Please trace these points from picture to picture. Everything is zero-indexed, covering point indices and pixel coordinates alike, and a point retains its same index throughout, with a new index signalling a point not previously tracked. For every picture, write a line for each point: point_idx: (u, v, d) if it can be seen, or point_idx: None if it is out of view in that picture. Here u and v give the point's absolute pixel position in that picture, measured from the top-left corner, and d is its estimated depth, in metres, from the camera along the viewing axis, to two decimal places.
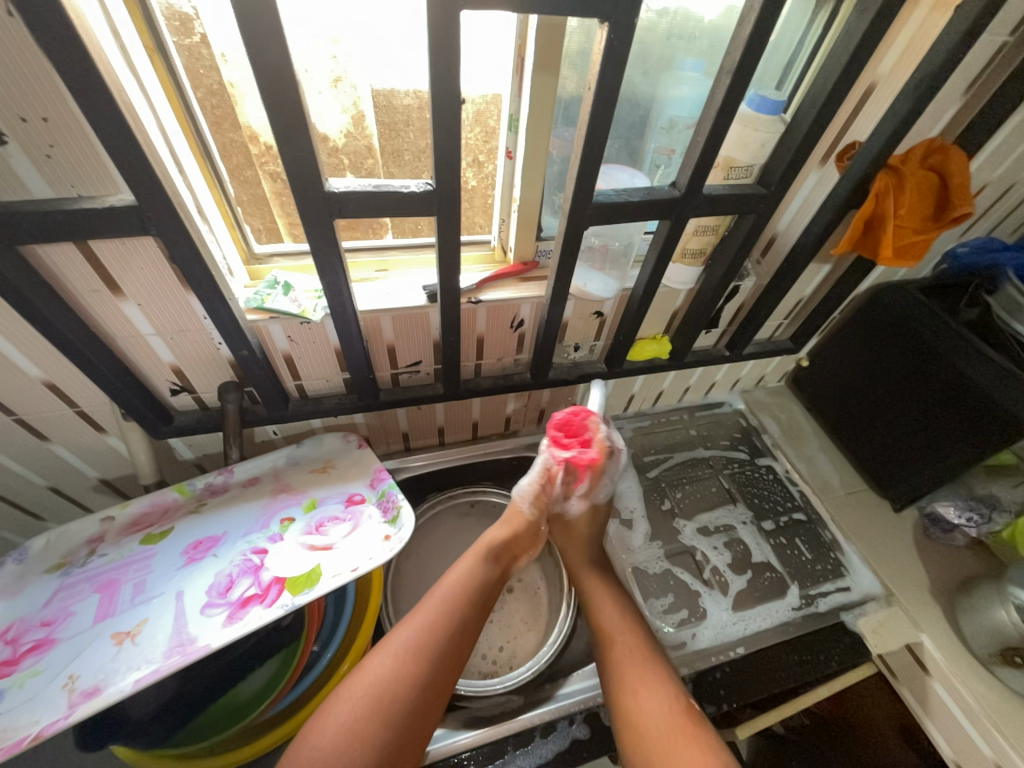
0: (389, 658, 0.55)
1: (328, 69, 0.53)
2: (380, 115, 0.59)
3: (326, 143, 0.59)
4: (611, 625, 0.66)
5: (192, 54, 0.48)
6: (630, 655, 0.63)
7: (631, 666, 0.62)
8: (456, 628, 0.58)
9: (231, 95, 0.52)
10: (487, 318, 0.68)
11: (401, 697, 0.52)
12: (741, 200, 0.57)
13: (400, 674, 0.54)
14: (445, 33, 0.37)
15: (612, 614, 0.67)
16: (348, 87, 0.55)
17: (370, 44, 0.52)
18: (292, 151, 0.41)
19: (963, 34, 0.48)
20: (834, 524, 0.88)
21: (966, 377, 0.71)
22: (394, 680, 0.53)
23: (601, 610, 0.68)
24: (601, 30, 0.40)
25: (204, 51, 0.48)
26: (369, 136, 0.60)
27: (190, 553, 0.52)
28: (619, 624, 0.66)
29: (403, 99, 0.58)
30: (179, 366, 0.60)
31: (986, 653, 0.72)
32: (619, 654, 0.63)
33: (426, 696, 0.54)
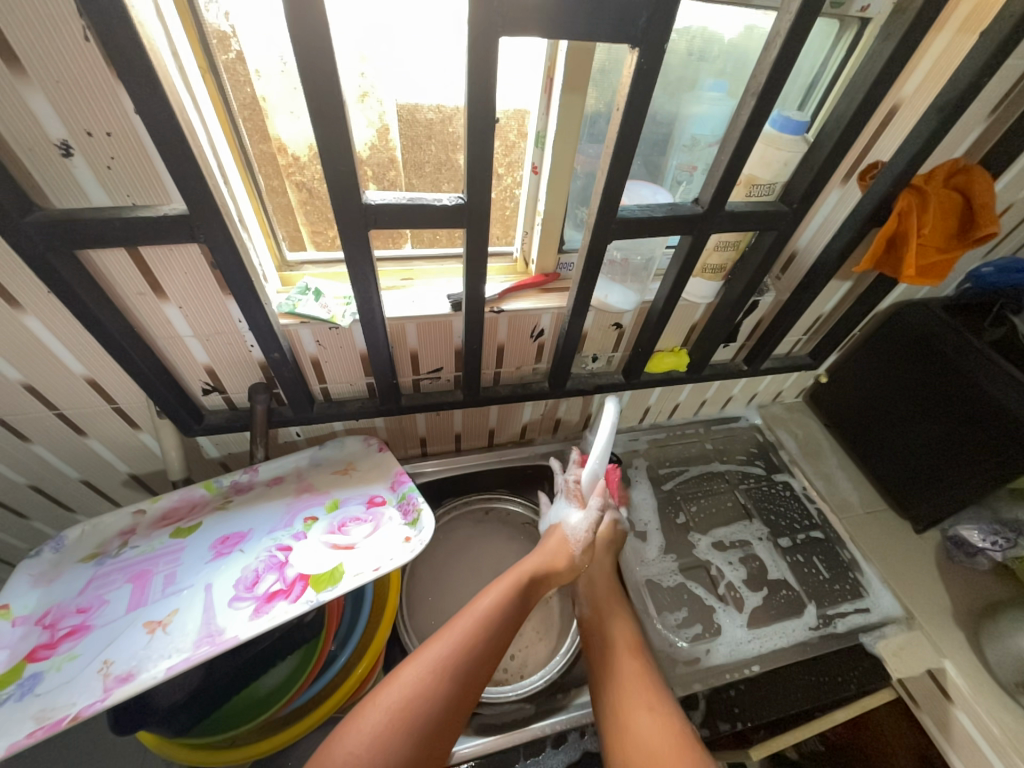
0: (419, 672, 0.55)
1: (356, 85, 0.55)
2: (404, 128, 0.61)
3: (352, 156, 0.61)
4: (621, 642, 0.64)
5: (229, 70, 0.51)
6: (638, 675, 0.61)
7: (638, 686, 0.59)
8: (486, 648, 0.59)
9: (263, 108, 0.55)
10: (508, 328, 0.70)
11: (427, 714, 0.52)
12: (762, 217, 0.58)
13: (429, 690, 0.54)
14: (483, 58, 0.39)
15: (625, 631, 0.66)
16: (375, 101, 0.57)
17: (397, 62, 0.55)
18: (333, 165, 0.43)
19: (988, 59, 0.49)
20: (854, 543, 0.87)
21: (992, 397, 0.70)
22: (422, 696, 0.53)
23: (613, 624, 0.67)
24: (631, 54, 0.42)
25: (239, 68, 0.51)
26: (392, 149, 0.63)
27: (217, 547, 0.54)
28: (630, 644, 0.64)
29: (426, 114, 0.60)
30: (212, 366, 0.62)
31: (1011, 682, 0.70)
32: (626, 672, 0.61)
33: (449, 713, 0.54)
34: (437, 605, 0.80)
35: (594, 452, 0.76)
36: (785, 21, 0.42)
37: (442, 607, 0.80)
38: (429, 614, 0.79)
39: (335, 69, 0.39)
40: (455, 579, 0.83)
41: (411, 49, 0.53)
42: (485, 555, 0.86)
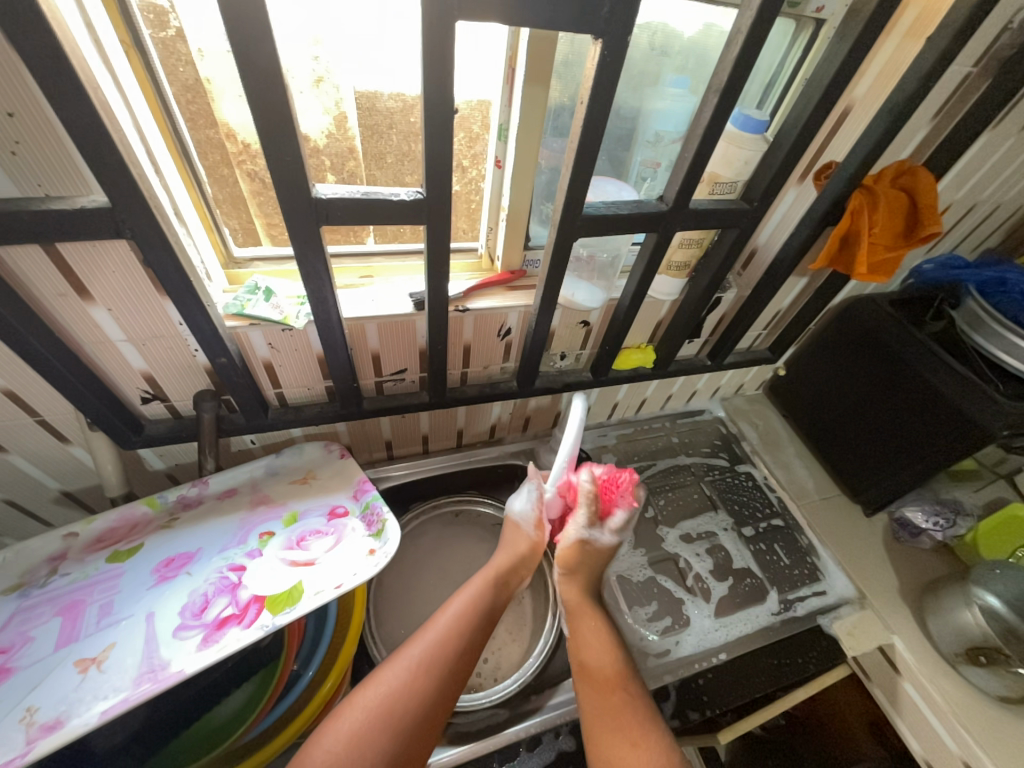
0: (399, 672, 0.56)
1: (309, 69, 0.51)
2: (363, 116, 0.58)
3: (307, 143, 0.57)
4: (602, 670, 0.62)
5: (168, 49, 0.46)
6: (620, 711, 0.58)
7: (621, 723, 0.57)
8: (464, 643, 0.60)
9: (208, 91, 0.50)
10: (474, 326, 0.68)
11: (409, 711, 0.53)
12: (725, 215, 0.59)
13: (410, 691, 0.54)
14: (440, 43, 0.37)
15: (606, 659, 0.63)
16: (331, 87, 0.54)
17: (353, 44, 0.51)
18: (278, 153, 0.40)
19: (932, 65, 0.50)
20: (811, 529, 0.91)
21: (933, 386, 0.74)
22: (404, 696, 0.54)
23: (592, 653, 0.64)
24: (595, 45, 0.40)
25: (179, 46, 0.46)
26: (351, 138, 0.59)
27: (161, 571, 0.50)
28: (613, 673, 0.62)
29: (386, 102, 0.57)
30: (151, 373, 0.57)
31: (952, 652, 0.74)
32: (609, 706, 0.59)
33: (434, 709, 0.55)
34: (406, 614, 0.77)
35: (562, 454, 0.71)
36: (746, 18, 0.42)
37: (413, 614, 0.78)
38: (399, 622, 0.76)
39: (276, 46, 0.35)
40: (425, 585, 0.81)
41: (372, 33, 0.50)
42: (455, 557, 0.84)
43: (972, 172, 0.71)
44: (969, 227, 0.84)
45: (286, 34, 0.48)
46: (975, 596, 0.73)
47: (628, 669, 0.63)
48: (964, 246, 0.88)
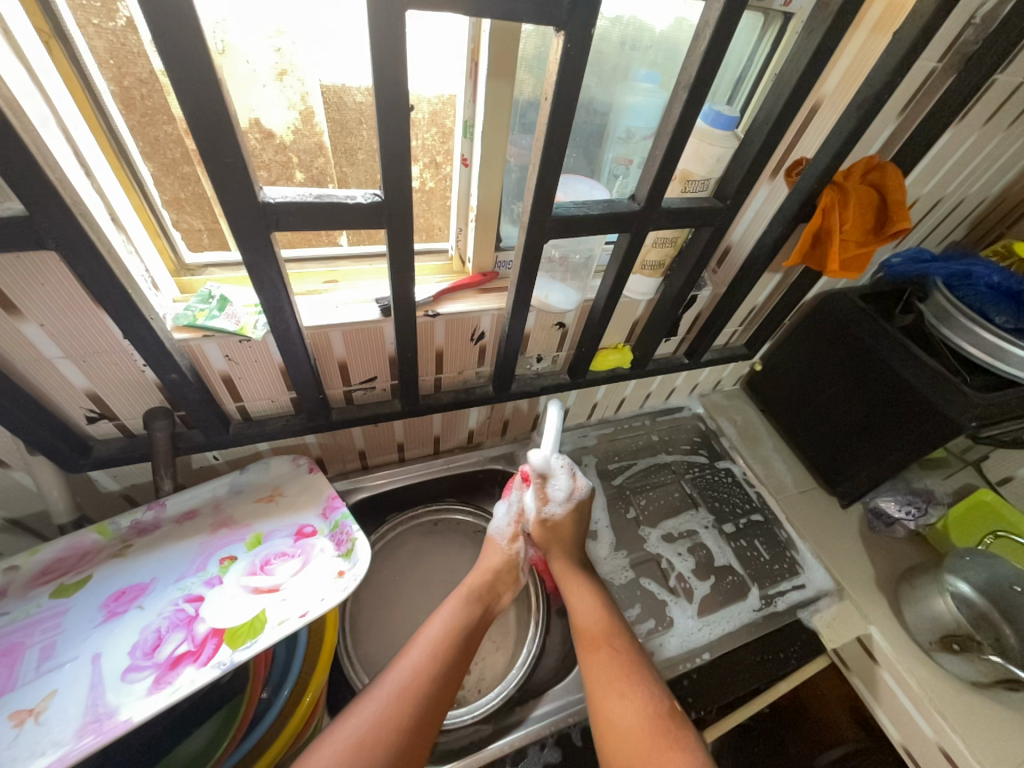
0: (374, 703, 0.54)
1: (271, 61, 0.48)
2: (331, 111, 0.54)
3: (271, 139, 0.54)
4: (591, 624, 0.65)
5: (117, 40, 0.42)
6: (608, 662, 0.61)
7: (610, 674, 0.60)
8: (446, 671, 0.59)
9: (163, 84, 0.46)
10: (445, 331, 0.65)
11: (384, 743, 0.51)
12: (698, 214, 0.57)
13: (386, 719, 0.53)
14: (389, 33, 0.34)
15: (592, 616, 0.66)
16: (295, 80, 0.50)
17: (316, 35, 0.48)
18: (216, 154, 0.36)
19: (900, 60, 0.50)
20: (790, 523, 0.92)
21: (904, 380, 0.75)
22: (377, 729, 0.52)
23: (580, 611, 0.67)
24: (558, 37, 0.38)
25: (131, 38, 0.42)
26: (319, 133, 0.55)
27: (110, 607, 0.46)
28: (600, 629, 0.65)
29: (355, 96, 0.54)
30: (95, 391, 0.53)
31: (927, 641, 0.75)
32: (598, 661, 0.62)
33: (413, 737, 0.53)
34: (386, 627, 0.75)
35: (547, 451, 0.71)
36: (714, 9, 0.40)
37: (392, 629, 0.75)
38: (379, 637, 0.74)
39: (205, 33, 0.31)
40: (404, 598, 0.79)
41: (332, 20, 0.47)
42: (437, 568, 0.82)
43: (938, 167, 0.72)
44: (936, 221, 0.85)
45: (245, 24, 0.45)
46: (948, 583, 0.75)
47: (616, 624, 0.66)
48: (931, 240, 0.90)
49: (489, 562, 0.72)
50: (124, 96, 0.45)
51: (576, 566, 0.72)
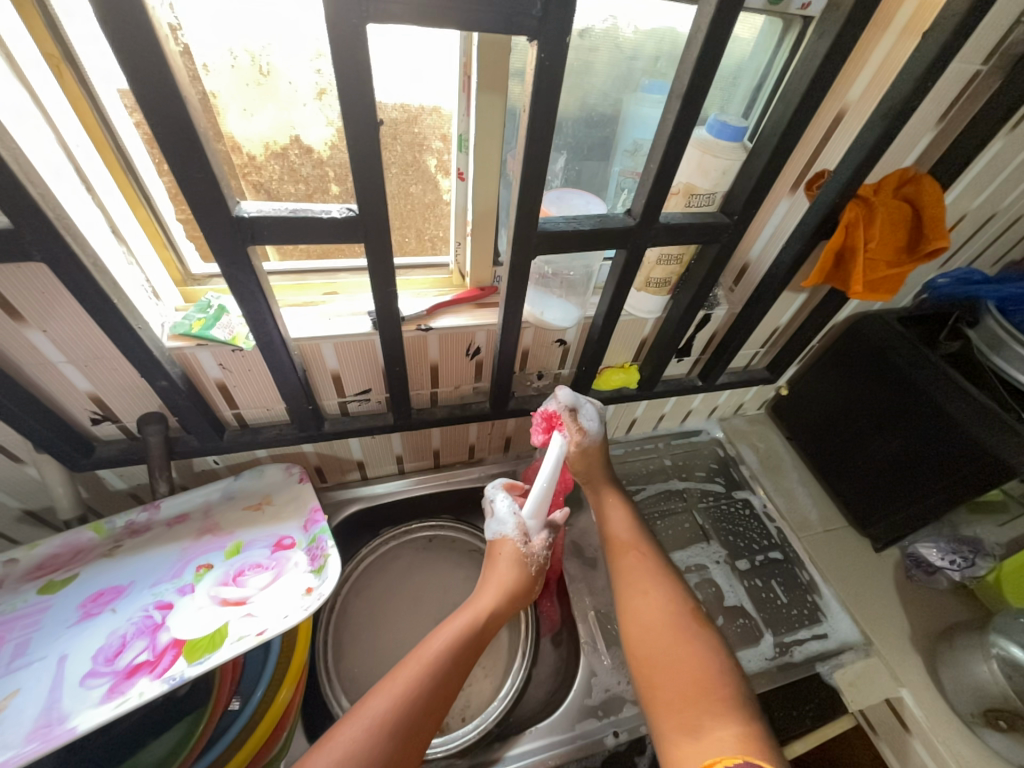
0: (356, 730, 0.50)
1: (312, 81, 0.49)
2: None
3: (311, 155, 0.55)
4: (625, 539, 0.70)
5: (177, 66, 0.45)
6: (638, 563, 0.67)
7: (641, 574, 0.66)
8: (433, 701, 0.54)
9: (214, 106, 0.49)
10: (439, 346, 0.65)
11: None
12: (701, 230, 0.54)
13: (368, 750, 0.49)
14: (353, 49, 0.33)
15: (623, 527, 0.72)
16: (334, 100, 0.51)
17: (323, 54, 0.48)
18: (184, 168, 0.36)
19: (930, 62, 0.45)
20: (812, 563, 0.84)
21: (947, 414, 0.68)
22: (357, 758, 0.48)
23: (613, 523, 0.73)
24: (532, 48, 0.36)
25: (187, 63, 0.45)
26: None
27: (87, 607, 0.47)
28: (628, 537, 0.70)
29: (389, 113, 0.53)
30: (97, 393, 0.55)
31: (968, 712, 0.67)
32: (628, 563, 0.68)
33: None
34: (371, 643, 0.74)
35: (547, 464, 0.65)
36: (706, 13, 0.37)
37: (376, 648, 0.73)
38: (361, 654, 0.72)
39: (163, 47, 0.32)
40: (391, 615, 0.76)
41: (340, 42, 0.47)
42: (428, 586, 0.80)
43: (989, 179, 0.65)
44: (989, 237, 0.77)
45: (290, 45, 0.46)
46: (996, 646, 0.66)
47: (647, 541, 0.71)
48: (985, 259, 0.81)
49: (501, 576, 0.68)
50: None
51: (610, 486, 0.76)
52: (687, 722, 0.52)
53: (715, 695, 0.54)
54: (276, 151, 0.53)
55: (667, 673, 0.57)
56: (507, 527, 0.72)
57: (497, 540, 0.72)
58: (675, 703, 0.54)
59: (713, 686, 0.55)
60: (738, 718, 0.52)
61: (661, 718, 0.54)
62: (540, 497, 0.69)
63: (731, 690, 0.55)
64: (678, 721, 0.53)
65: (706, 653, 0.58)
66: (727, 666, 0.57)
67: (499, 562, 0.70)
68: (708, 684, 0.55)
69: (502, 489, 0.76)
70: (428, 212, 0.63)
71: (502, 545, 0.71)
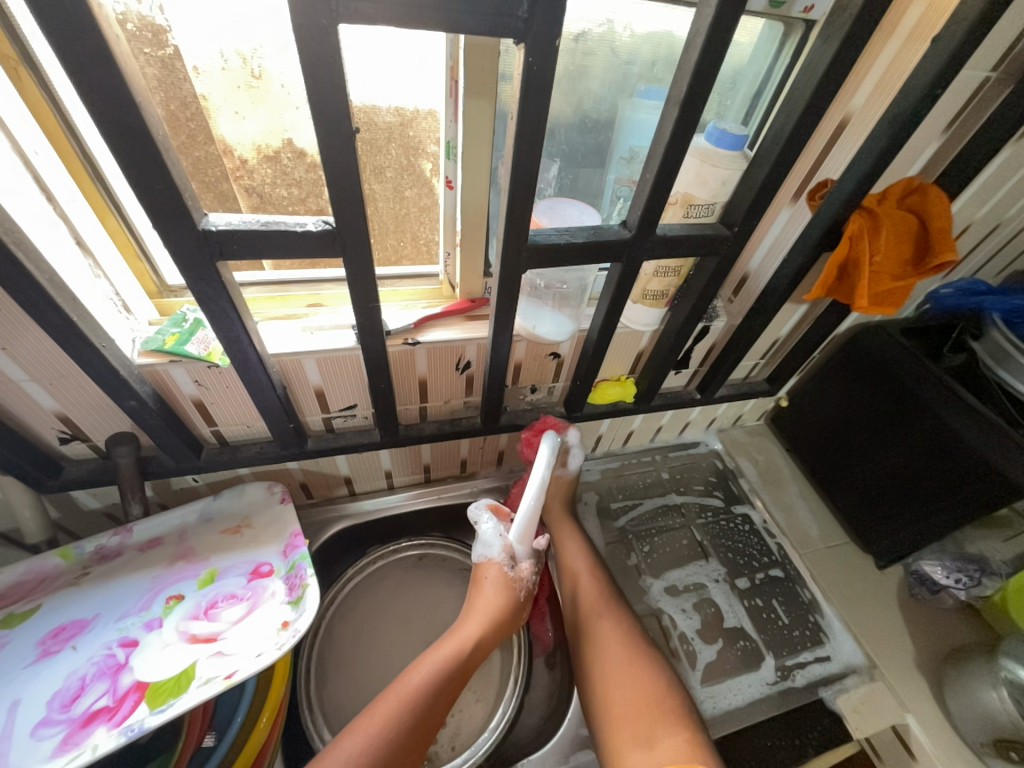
0: None
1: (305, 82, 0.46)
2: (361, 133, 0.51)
3: (305, 159, 0.52)
4: (580, 566, 0.72)
5: (165, 67, 0.43)
6: (592, 587, 0.69)
7: (596, 596, 0.68)
8: (411, 737, 0.52)
9: (205, 108, 0.46)
10: (428, 359, 0.62)
11: None
12: (700, 242, 0.51)
13: None
14: (325, 48, 0.31)
15: (577, 554, 0.74)
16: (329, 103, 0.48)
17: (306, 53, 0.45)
18: (144, 180, 0.34)
19: (939, 70, 0.42)
20: (814, 582, 0.81)
21: (953, 431, 0.66)
22: None
23: (568, 550, 0.74)
24: (519, 51, 0.34)
25: (178, 64, 0.43)
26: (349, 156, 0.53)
27: (45, 644, 0.45)
28: (582, 564, 0.72)
29: (385, 116, 0.51)
30: (64, 412, 0.52)
31: (977, 741, 0.65)
32: (581, 588, 0.69)
33: None
34: (356, 669, 0.71)
35: (533, 486, 0.63)
36: (705, 16, 0.35)
37: (361, 674, 0.70)
38: (346, 680, 0.69)
39: (114, 48, 0.29)
40: (378, 639, 0.74)
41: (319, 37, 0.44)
42: (418, 607, 0.77)
43: (994, 190, 0.63)
44: (994, 247, 0.75)
45: (278, 41, 0.43)
46: (1003, 669, 0.64)
47: (600, 565, 0.72)
48: (989, 269, 0.79)
49: (489, 601, 0.65)
50: (172, 119, 0.46)
51: (569, 519, 0.79)
52: (641, 732, 0.54)
53: (665, 704, 0.57)
54: (268, 154, 0.51)
55: (619, 687, 0.59)
56: (493, 550, 0.70)
57: (482, 564, 0.70)
58: (627, 716, 0.56)
59: (664, 698, 0.57)
60: (686, 727, 0.55)
61: (614, 731, 0.56)
62: (525, 522, 0.67)
63: (679, 700, 0.58)
64: (634, 734, 0.55)
65: (656, 669, 0.60)
66: (674, 679, 0.60)
67: (483, 586, 0.67)
68: (658, 694, 0.58)
69: (488, 510, 0.73)
70: (424, 215, 0.60)
71: (486, 570, 0.69)
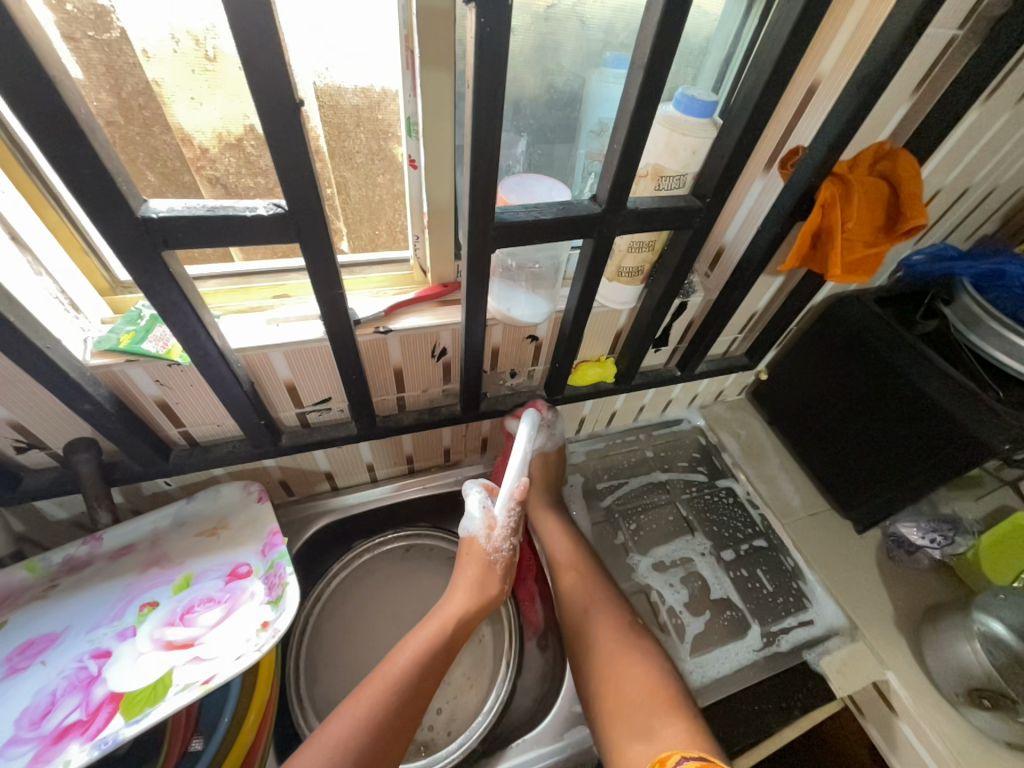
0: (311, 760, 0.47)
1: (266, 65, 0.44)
2: (325, 115, 0.49)
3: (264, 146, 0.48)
4: (569, 560, 0.71)
5: (113, 51, 0.40)
6: (582, 580, 0.69)
7: (587, 588, 0.68)
8: (397, 721, 0.52)
9: (160, 95, 0.43)
10: (401, 347, 0.60)
11: None
12: (672, 214, 0.50)
13: None
14: (255, 11, 0.28)
15: (562, 544, 0.73)
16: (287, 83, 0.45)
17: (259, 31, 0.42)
18: (70, 165, 0.31)
19: (906, 27, 0.42)
20: (797, 550, 0.83)
21: (926, 394, 0.67)
22: None
23: (553, 541, 0.74)
24: (471, 13, 0.32)
25: (126, 48, 0.40)
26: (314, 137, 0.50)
27: (12, 661, 0.43)
28: (570, 557, 0.71)
29: (351, 98, 0.49)
30: (17, 420, 0.49)
31: (953, 692, 0.67)
32: (571, 581, 0.69)
33: None
34: (347, 663, 0.70)
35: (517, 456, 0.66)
36: None
37: (352, 667, 0.70)
38: (337, 675, 0.69)
39: (17, 14, 0.26)
40: (368, 631, 0.73)
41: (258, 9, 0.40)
42: (407, 598, 0.76)
43: (962, 153, 0.63)
44: (964, 212, 0.75)
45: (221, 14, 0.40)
46: (977, 623, 0.67)
47: (587, 556, 0.72)
48: (958, 234, 0.80)
49: (466, 574, 0.66)
50: (124, 107, 0.43)
51: (551, 508, 0.78)
52: (637, 726, 0.54)
53: (660, 696, 0.57)
54: (230, 141, 0.47)
55: (613, 681, 0.59)
56: (475, 525, 0.69)
57: (467, 539, 0.69)
58: (621, 709, 0.56)
59: (659, 690, 0.57)
60: (682, 716, 0.55)
61: (611, 725, 0.56)
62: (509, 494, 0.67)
63: (674, 691, 0.58)
64: (630, 728, 0.55)
65: (649, 659, 0.61)
66: (669, 670, 0.60)
67: (465, 564, 0.67)
68: (652, 687, 0.58)
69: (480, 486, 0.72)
70: (399, 200, 0.58)
71: (470, 546, 0.69)
